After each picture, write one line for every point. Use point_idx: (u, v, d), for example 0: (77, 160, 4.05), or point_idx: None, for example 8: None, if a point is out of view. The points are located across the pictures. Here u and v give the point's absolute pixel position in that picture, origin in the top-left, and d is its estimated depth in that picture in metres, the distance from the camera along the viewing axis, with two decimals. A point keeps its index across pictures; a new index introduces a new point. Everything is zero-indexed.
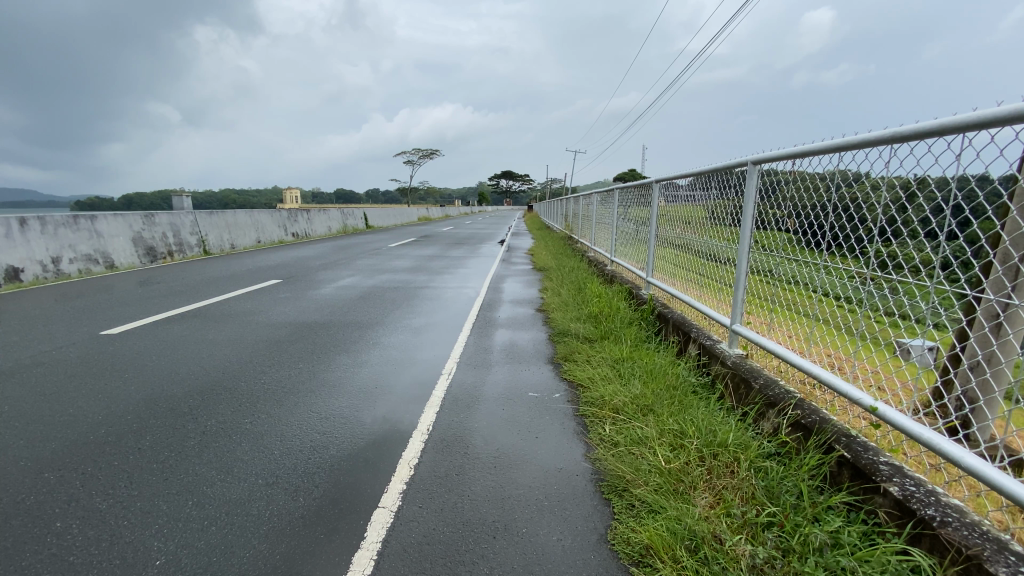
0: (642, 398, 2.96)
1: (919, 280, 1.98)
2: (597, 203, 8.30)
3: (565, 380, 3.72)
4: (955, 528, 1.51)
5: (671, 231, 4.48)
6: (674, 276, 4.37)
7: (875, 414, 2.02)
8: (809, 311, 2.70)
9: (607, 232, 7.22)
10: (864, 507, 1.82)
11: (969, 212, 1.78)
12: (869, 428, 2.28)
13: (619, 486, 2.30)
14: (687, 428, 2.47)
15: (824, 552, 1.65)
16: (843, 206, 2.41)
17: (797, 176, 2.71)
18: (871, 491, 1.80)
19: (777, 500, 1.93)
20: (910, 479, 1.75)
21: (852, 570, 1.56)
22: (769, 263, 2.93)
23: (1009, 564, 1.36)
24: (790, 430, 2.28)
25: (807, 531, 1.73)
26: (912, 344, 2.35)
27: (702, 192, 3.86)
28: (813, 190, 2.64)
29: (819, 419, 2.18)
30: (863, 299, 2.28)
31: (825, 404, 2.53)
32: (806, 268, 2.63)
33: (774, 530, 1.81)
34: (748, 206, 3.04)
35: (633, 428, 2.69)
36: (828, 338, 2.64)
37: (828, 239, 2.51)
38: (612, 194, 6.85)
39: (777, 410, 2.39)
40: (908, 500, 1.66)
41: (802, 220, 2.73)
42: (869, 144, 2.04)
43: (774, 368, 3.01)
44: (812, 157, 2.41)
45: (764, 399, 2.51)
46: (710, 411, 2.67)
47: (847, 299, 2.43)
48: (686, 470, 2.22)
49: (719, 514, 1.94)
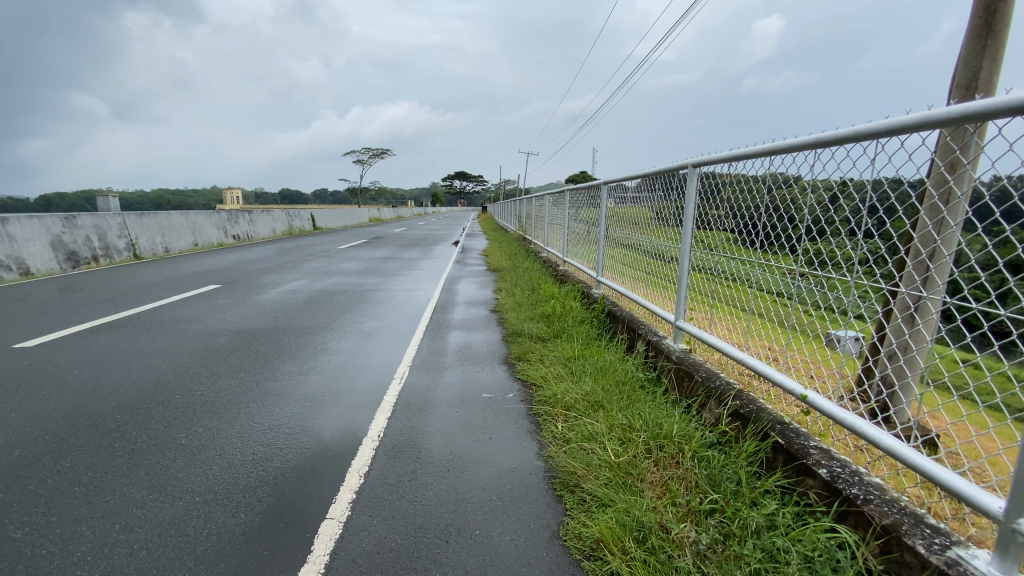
0: (593, 394, 3.01)
1: (840, 275, 2.14)
2: (548, 204, 8.41)
3: (517, 380, 3.74)
4: (876, 505, 1.64)
5: (620, 231, 4.59)
6: (624, 274, 4.48)
7: (805, 402, 2.15)
8: (746, 306, 2.86)
9: (559, 233, 7.32)
10: (796, 489, 1.94)
11: (883, 212, 1.93)
12: (801, 415, 2.43)
13: (571, 482, 2.32)
14: (635, 422, 2.54)
15: (761, 534, 1.74)
16: (775, 207, 2.57)
17: (735, 178, 2.85)
18: (803, 474, 1.92)
19: (718, 488, 2.02)
20: (836, 461, 1.88)
21: (787, 550, 1.65)
22: (709, 262, 3.07)
23: (923, 536, 1.50)
24: (729, 420, 2.39)
25: (746, 516, 1.81)
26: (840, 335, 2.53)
27: (649, 193, 3.99)
28: (748, 192, 2.79)
29: (756, 408, 2.30)
30: (793, 294, 2.43)
31: (761, 394, 2.67)
32: (743, 266, 2.78)
33: (716, 517, 1.90)
34: (689, 206, 3.19)
35: (584, 424, 2.73)
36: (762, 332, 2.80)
37: (761, 237, 2.66)
38: (564, 195, 6.95)
39: (718, 401, 2.51)
40: (835, 481, 1.78)
41: (738, 220, 2.88)
42: (796, 148, 2.18)
43: (715, 361, 3.15)
44: (746, 160, 2.56)
45: (706, 391, 2.62)
46: (657, 405, 2.75)
47: (779, 295, 2.59)
48: (634, 463, 2.28)
49: (665, 503, 2.00)
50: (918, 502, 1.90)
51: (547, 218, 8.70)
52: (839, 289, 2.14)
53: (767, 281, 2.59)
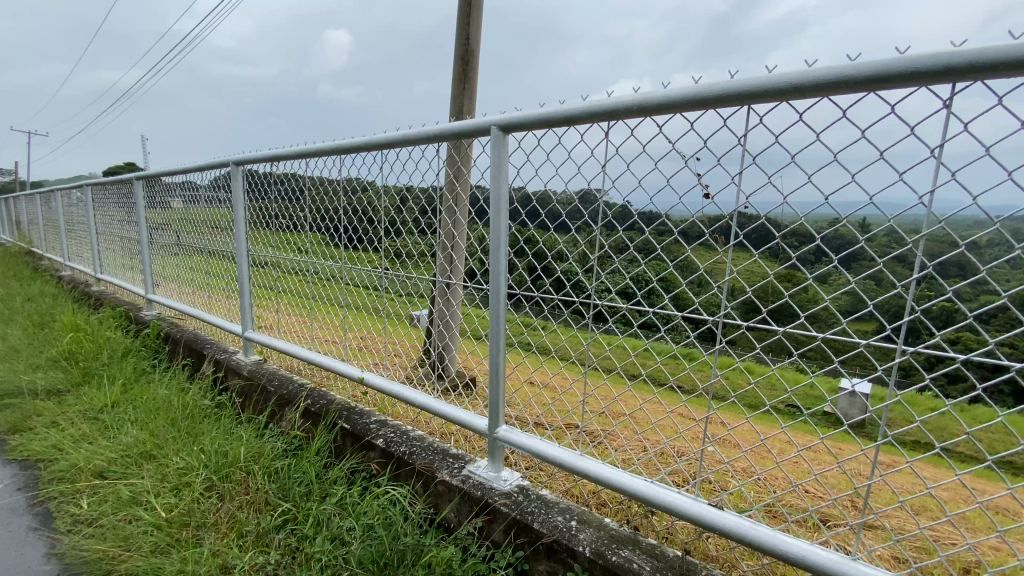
0: (138, 445, 2.37)
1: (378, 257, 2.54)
2: (67, 205, 6.26)
3: (10, 462, 2.57)
4: (416, 455, 1.98)
5: (176, 237, 3.87)
6: (188, 288, 3.82)
7: (364, 383, 2.29)
8: (310, 297, 2.97)
9: (88, 243, 5.56)
10: (361, 466, 2.11)
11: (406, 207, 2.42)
12: (362, 394, 2.69)
13: (100, 571, 1.76)
14: (192, 461, 2.16)
15: (329, 524, 1.80)
16: (329, 205, 2.75)
17: (279, 177, 2.88)
18: (365, 450, 2.11)
19: (289, 496, 1.96)
20: (390, 428, 2.14)
21: (352, 528, 1.76)
22: (269, 259, 3.03)
23: (447, 465, 1.92)
24: (301, 422, 2.37)
25: (315, 513, 1.84)
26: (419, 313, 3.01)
27: (201, 193, 3.51)
28: (293, 190, 2.88)
29: (324, 402, 2.36)
30: (345, 277, 2.69)
31: (330, 383, 2.81)
32: (298, 261, 2.88)
33: (287, 527, 1.84)
34: (238, 205, 3.01)
35: (122, 486, 2.12)
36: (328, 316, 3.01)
37: (315, 232, 2.83)
38: (87, 193, 5.29)
39: (291, 406, 2.45)
40: (390, 446, 2.03)
41: (290, 219, 2.96)
42: (323, 153, 2.37)
43: (289, 365, 3.11)
44: (283, 160, 2.59)
45: (278, 398, 2.51)
46: (225, 429, 2.44)
47: (335, 281, 2.81)
48: (193, 509, 1.94)
49: (231, 540, 1.79)
50: (441, 437, 2.33)
51: (65, 223, 6.44)
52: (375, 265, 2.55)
53: (323, 268, 2.77)
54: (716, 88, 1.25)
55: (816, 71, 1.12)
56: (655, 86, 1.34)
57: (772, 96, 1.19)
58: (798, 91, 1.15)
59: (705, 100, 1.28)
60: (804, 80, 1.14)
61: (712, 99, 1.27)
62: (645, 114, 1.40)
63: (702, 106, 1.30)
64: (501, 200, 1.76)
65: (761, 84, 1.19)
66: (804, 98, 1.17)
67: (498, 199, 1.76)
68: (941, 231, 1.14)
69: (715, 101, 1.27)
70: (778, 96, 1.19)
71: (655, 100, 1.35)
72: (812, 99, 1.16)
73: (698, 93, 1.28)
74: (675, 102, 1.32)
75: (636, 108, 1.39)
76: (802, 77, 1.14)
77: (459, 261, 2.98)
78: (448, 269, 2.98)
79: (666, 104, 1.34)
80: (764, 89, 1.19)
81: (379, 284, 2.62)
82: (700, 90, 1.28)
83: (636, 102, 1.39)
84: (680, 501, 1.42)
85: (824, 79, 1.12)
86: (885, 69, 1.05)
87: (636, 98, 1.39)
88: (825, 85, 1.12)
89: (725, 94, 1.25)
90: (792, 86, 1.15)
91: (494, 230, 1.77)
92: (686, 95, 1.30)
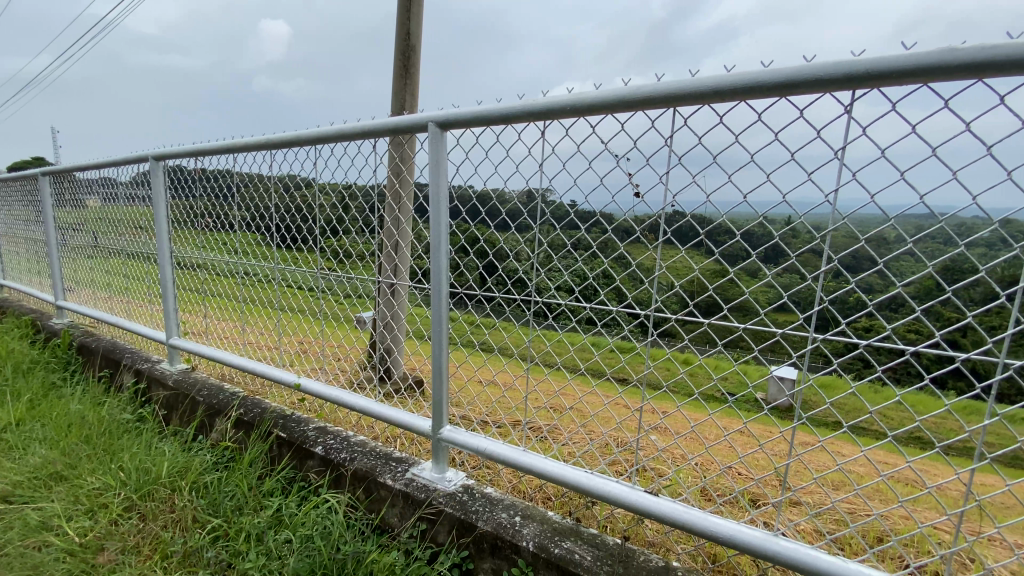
0: (46, 465, 2.17)
1: (312, 257, 2.45)
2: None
3: None
4: (356, 460, 1.93)
5: (91, 238, 3.58)
6: (105, 293, 3.54)
7: (300, 389, 2.21)
8: (242, 300, 2.82)
9: None
10: (299, 476, 2.04)
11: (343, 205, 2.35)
12: (299, 401, 2.59)
13: None
14: (110, 479, 2.01)
15: (263, 538, 1.72)
16: (259, 202, 2.62)
17: (204, 173, 2.72)
18: (303, 459, 2.04)
19: (219, 511, 1.86)
20: (329, 435, 2.08)
21: (288, 540, 1.69)
22: (195, 261, 2.85)
23: (389, 469, 1.88)
24: (233, 432, 2.26)
25: (248, 527, 1.75)
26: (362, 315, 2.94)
27: (118, 191, 3.25)
28: (220, 187, 2.72)
29: (257, 411, 2.26)
30: (279, 278, 2.58)
31: (266, 390, 2.69)
32: (227, 262, 2.73)
33: (217, 544, 1.75)
34: (159, 203, 2.82)
35: (26, 512, 1.93)
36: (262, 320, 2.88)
37: (244, 231, 2.69)
38: None
39: (222, 416, 2.32)
40: (328, 453, 1.97)
41: (218, 218, 2.80)
42: (251, 147, 2.25)
43: (220, 373, 2.95)
44: (207, 155, 2.44)
45: (207, 409, 2.37)
46: (147, 444, 2.29)
47: (269, 282, 2.69)
48: (110, 532, 1.80)
49: (153, 562, 1.68)
50: (384, 441, 2.28)
51: None
52: (309, 265, 2.45)
53: (254, 269, 2.63)
54: (644, 90, 1.29)
55: (733, 76, 1.18)
56: (588, 87, 1.36)
57: (695, 99, 1.24)
58: (718, 94, 1.21)
59: (635, 102, 1.32)
60: (724, 85, 1.20)
61: (641, 101, 1.31)
62: (579, 114, 1.42)
63: (632, 107, 1.33)
64: (441, 196, 1.73)
65: (685, 87, 1.24)
66: (724, 101, 1.23)
67: (438, 195, 1.73)
68: (845, 228, 1.23)
69: (643, 102, 1.31)
70: (700, 99, 1.24)
71: (587, 100, 1.38)
72: (731, 103, 1.22)
73: (628, 94, 1.31)
74: (606, 102, 1.35)
75: (570, 107, 1.41)
76: (721, 81, 1.19)
77: (403, 261, 2.93)
78: (391, 269, 2.93)
79: (599, 105, 1.37)
80: (687, 92, 1.24)
81: (315, 285, 2.52)
82: (629, 91, 1.31)
83: (569, 101, 1.41)
84: (618, 490, 1.47)
85: (740, 83, 1.18)
86: (792, 76, 1.12)
87: (571, 97, 1.41)
88: (742, 90, 1.18)
89: (652, 96, 1.29)
90: (713, 89, 1.21)
91: (433, 227, 1.74)
92: (616, 96, 1.34)
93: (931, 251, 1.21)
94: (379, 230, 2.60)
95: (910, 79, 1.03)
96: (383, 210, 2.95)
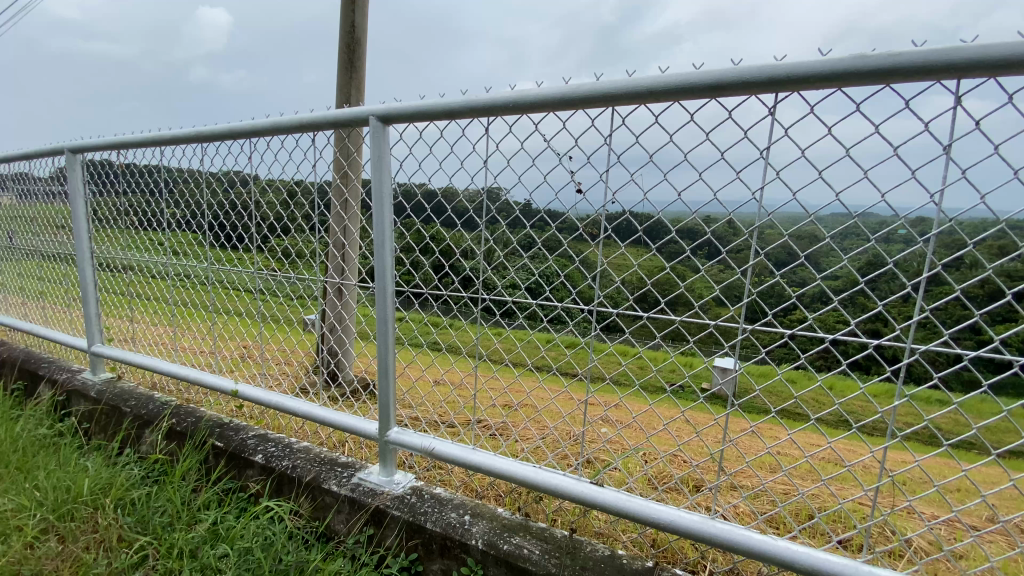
0: None
1: (245, 256, 2.31)
2: None
3: None
4: (298, 466, 1.87)
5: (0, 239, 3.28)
6: (19, 299, 3.26)
7: (239, 396, 2.11)
8: (173, 303, 2.67)
9: None
10: (237, 486, 1.95)
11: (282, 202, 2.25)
12: (238, 408, 2.48)
13: None
14: (23, 500, 1.85)
15: (197, 554, 1.63)
16: (190, 199, 2.48)
17: (128, 168, 2.54)
18: (241, 469, 1.96)
19: (149, 528, 1.75)
20: (270, 442, 2.00)
21: (224, 554, 1.61)
22: (120, 262, 2.66)
23: (334, 475, 1.83)
24: (165, 443, 2.14)
25: (180, 543, 1.66)
26: (307, 318, 2.84)
27: (31, 187, 3.00)
28: (146, 183, 2.55)
29: (192, 421, 2.15)
30: (212, 279, 2.44)
31: (202, 398, 2.56)
32: (156, 263, 2.56)
33: (146, 563, 1.64)
34: (77, 200, 2.61)
35: None
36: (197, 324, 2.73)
37: (174, 230, 2.54)
38: None
39: (152, 426, 2.19)
40: (269, 461, 1.90)
41: (145, 216, 2.63)
42: (180, 140, 2.12)
43: (151, 381, 2.78)
44: (131, 148, 2.28)
45: (136, 420, 2.24)
46: (67, 459, 2.12)
47: (203, 284, 2.55)
48: (23, 557, 1.66)
49: None
50: (329, 447, 2.22)
51: None
52: (241, 264, 2.30)
53: (185, 270, 2.48)
54: (583, 89, 1.31)
55: (667, 77, 1.22)
56: (529, 84, 1.36)
57: (631, 99, 1.27)
58: (652, 95, 1.24)
59: (574, 100, 1.33)
60: (658, 85, 1.23)
61: (580, 99, 1.32)
62: (521, 111, 1.42)
63: (572, 106, 1.34)
64: (384, 191, 1.69)
65: (622, 87, 1.26)
66: (659, 102, 1.26)
67: (380, 191, 1.68)
68: (771, 225, 1.29)
69: (583, 101, 1.32)
70: (636, 99, 1.27)
71: (529, 98, 1.38)
72: (665, 103, 1.26)
73: (568, 92, 1.32)
74: (548, 100, 1.36)
75: (512, 105, 1.41)
76: (656, 81, 1.22)
77: (350, 260, 2.85)
78: (337, 269, 2.84)
79: (539, 102, 1.37)
80: (624, 91, 1.26)
81: (251, 286, 2.40)
82: (569, 90, 1.32)
83: (511, 98, 1.40)
84: (566, 483, 1.48)
85: (673, 84, 1.21)
86: (720, 79, 1.17)
87: (512, 95, 1.41)
88: (675, 90, 1.22)
89: (591, 95, 1.31)
90: (648, 90, 1.24)
91: (376, 224, 1.70)
92: (557, 94, 1.34)
93: (846, 245, 1.29)
94: (322, 229, 2.51)
95: (825, 83, 1.09)
96: (327, 208, 2.85)
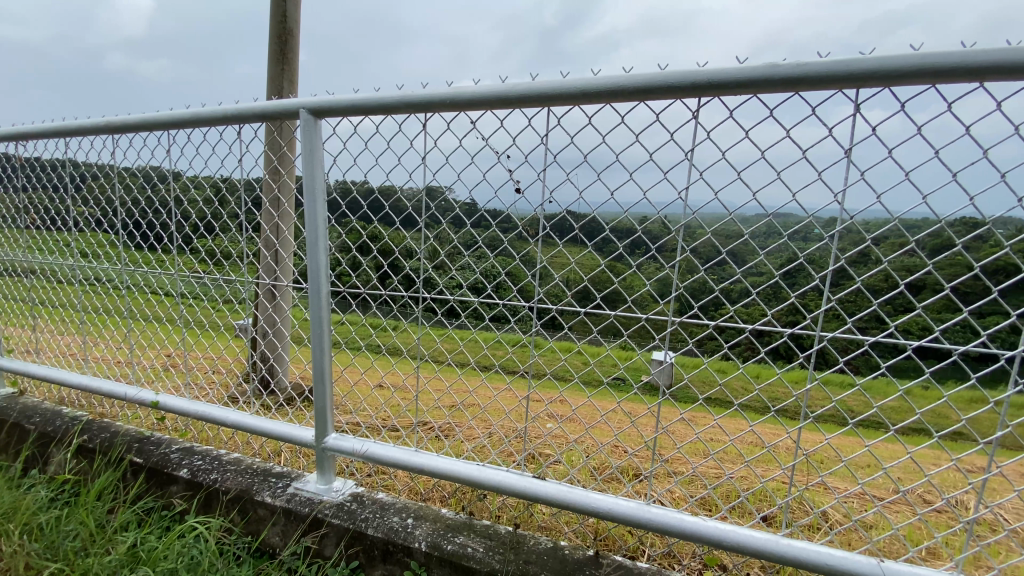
0: None
1: (167, 256, 2.17)
2: None
3: None
4: (229, 479, 1.77)
5: None
6: None
7: (160, 407, 1.98)
8: (83, 310, 2.45)
9: None
10: (160, 505, 1.83)
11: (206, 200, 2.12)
12: (160, 422, 2.31)
13: None
14: None
15: None
16: (101, 196, 2.28)
17: (28, 162, 2.30)
18: (165, 485, 1.83)
19: (58, 555, 1.59)
20: (196, 455, 1.89)
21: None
22: (18, 266, 2.41)
23: (268, 485, 1.75)
24: (75, 463, 1.97)
25: (95, 568, 1.52)
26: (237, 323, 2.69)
27: None
28: (49, 178, 2.33)
29: (106, 436, 1.99)
30: (129, 283, 2.27)
31: (119, 412, 2.37)
32: (62, 266, 2.34)
33: None
34: None
35: None
36: (112, 332, 2.53)
37: (83, 230, 2.33)
38: None
39: (61, 444, 2.01)
40: (196, 475, 1.79)
41: (48, 215, 2.39)
42: (88, 131, 1.95)
43: (58, 395, 2.54)
44: (31, 139, 2.08)
45: (42, 438, 2.04)
46: None
47: (119, 288, 2.36)
48: None
49: None
50: (262, 457, 2.12)
51: None
52: (162, 265, 2.15)
53: (96, 273, 2.29)
54: (519, 88, 1.32)
55: (599, 79, 1.25)
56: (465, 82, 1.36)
57: (565, 99, 1.29)
58: (584, 96, 1.27)
59: (511, 100, 1.34)
60: (591, 87, 1.26)
61: (516, 99, 1.33)
62: (458, 109, 1.41)
63: (509, 105, 1.35)
64: (317, 187, 1.62)
65: (557, 88, 1.28)
66: (591, 103, 1.29)
67: (313, 186, 1.62)
68: (697, 223, 1.36)
69: (519, 101, 1.33)
70: (570, 100, 1.29)
71: (465, 95, 1.37)
72: (597, 105, 1.29)
73: (504, 91, 1.33)
74: (484, 98, 1.36)
75: (449, 102, 1.40)
76: (589, 83, 1.26)
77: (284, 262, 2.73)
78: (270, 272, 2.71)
79: (476, 100, 1.37)
80: (558, 92, 1.29)
81: (174, 290, 2.25)
82: (505, 89, 1.33)
83: (449, 95, 1.39)
84: (508, 479, 1.50)
85: (605, 86, 1.24)
86: (647, 83, 1.22)
87: (450, 92, 1.40)
88: (607, 93, 1.25)
89: (527, 95, 1.32)
90: (582, 91, 1.27)
91: (309, 221, 1.63)
92: (494, 93, 1.35)
93: (764, 242, 1.38)
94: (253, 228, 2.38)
95: (742, 89, 1.16)
96: (260, 207, 2.72)
